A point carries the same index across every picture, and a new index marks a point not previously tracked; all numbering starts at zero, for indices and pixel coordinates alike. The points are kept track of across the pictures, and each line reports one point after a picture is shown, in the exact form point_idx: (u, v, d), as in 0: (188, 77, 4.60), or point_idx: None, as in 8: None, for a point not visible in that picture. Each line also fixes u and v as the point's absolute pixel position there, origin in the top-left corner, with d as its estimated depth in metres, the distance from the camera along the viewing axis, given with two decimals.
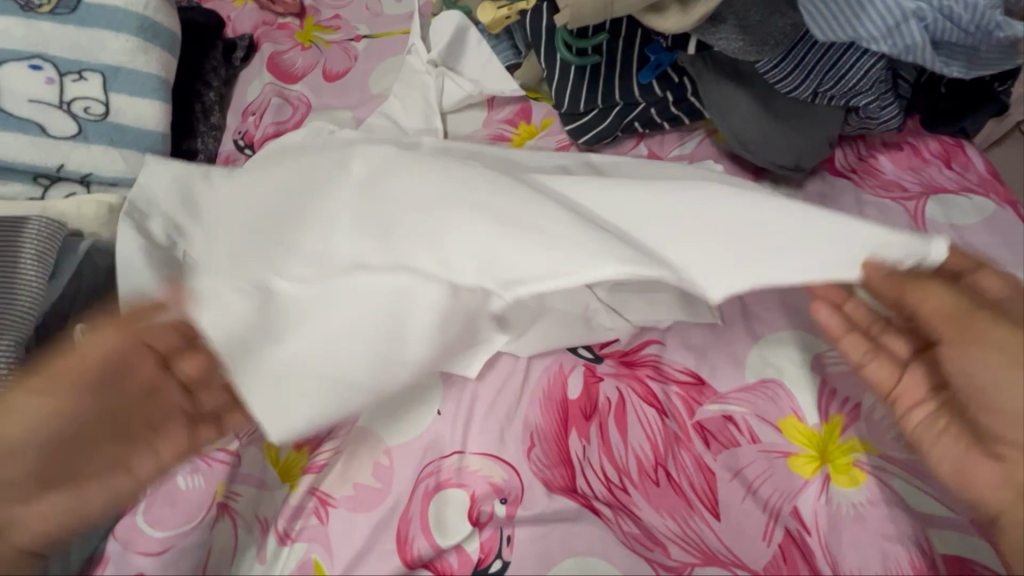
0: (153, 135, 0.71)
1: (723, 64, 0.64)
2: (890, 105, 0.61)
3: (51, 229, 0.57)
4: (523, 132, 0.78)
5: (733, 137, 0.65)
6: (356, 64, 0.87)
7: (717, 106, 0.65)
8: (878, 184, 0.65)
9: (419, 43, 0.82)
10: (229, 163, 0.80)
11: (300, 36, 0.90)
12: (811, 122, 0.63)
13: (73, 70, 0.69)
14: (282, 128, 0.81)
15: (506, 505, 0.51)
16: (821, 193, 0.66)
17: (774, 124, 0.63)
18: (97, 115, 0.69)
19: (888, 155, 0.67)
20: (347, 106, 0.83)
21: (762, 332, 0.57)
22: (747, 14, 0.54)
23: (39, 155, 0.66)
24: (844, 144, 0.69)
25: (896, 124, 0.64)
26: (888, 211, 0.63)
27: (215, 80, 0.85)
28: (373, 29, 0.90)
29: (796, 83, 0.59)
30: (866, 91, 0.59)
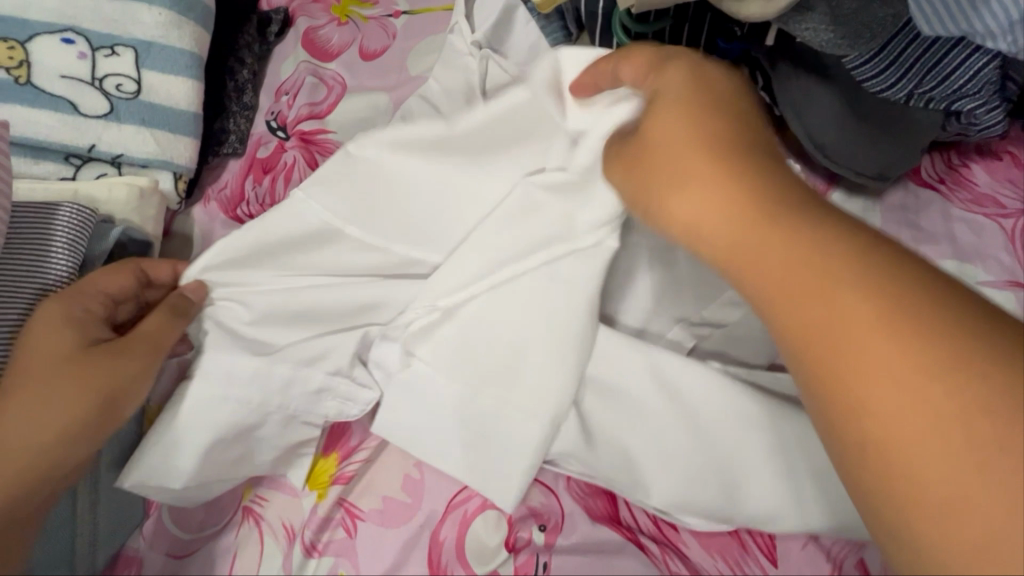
0: (184, 116, 0.68)
1: (804, 57, 0.57)
2: (996, 110, 0.54)
3: (83, 215, 0.55)
4: None
5: (808, 139, 0.58)
6: (394, 42, 0.82)
7: (794, 103, 0.58)
8: (971, 199, 0.58)
9: (461, 21, 0.76)
10: (260, 145, 0.76)
11: (336, 10, 0.85)
12: (903, 126, 0.56)
13: (105, 45, 0.66)
14: (317, 110, 0.78)
15: (545, 533, 0.51)
16: (903, 205, 0.59)
17: (857, 127, 0.57)
18: (129, 93, 0.66)
19: (984, 165, 0.60)
20: (384, 88, 0.78)
21: None
22: (842, 1, 0.47)
23: (71, 134, 0.64)
24: (933, 149, 0.61)
25: (1000, 130, 0.56)
26: (981, 229, 0.57)
27: (248, 56, 0.81)
28: (413, 4, 0.84)
29: (890, 83, 0.52)
30: (971, 94, 0.53)
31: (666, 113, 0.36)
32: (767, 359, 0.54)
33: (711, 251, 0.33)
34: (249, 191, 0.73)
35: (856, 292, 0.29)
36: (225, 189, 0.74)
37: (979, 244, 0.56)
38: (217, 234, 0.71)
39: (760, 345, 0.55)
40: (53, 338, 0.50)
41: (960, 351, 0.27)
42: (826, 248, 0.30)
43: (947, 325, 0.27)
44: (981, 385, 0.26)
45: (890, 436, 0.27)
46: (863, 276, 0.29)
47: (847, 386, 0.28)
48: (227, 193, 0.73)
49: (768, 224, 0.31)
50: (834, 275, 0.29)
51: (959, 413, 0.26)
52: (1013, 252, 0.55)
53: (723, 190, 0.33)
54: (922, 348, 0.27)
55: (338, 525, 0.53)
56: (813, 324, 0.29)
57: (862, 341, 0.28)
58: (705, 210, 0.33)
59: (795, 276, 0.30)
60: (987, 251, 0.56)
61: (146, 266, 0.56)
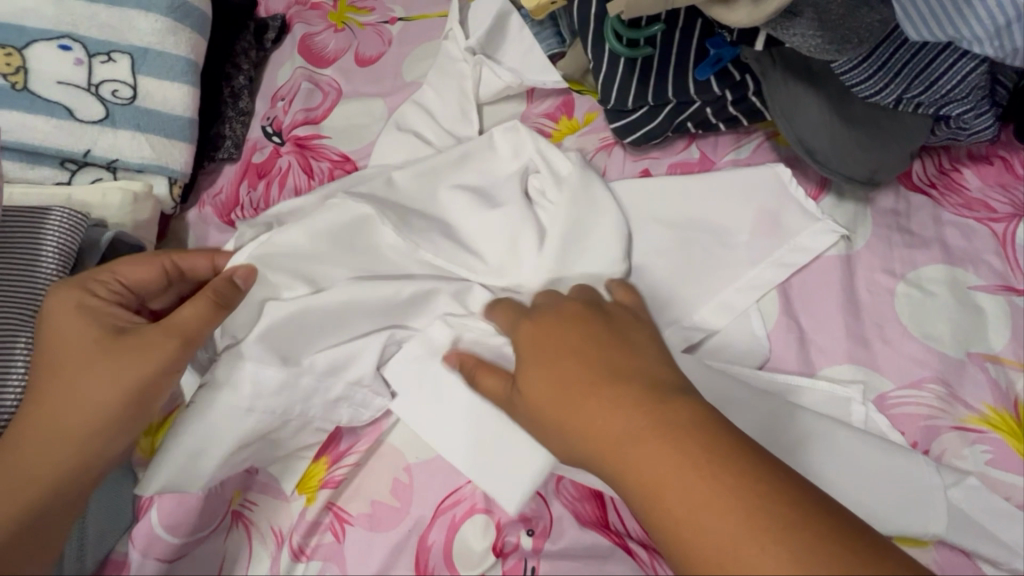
0: (179, 121, 0.68)
1: (794, 62, 0.57)
2: (986, 115, 0.54)
3: (74, 220, 0.56)
4: (564, 128, 0.73)
5: (798, 143, 0.59)
6: (390, 49, 0.82)
7: (783, 108, 0.58)
8: (962, 203, 0.58)
9: (457, 28, 0.77)
10: (255, 150, 0.76)
11: (333, 17, 0.86)
12: (893, 131, 0.56)
13: (102, 51, 0.67)
14: (312, 115, 0.78)
15: (534, 537, 0.50)
16: (895, 209, 0.59)
17: (847, 131, 0.57)
18: (124, 99, 0.67)
19: (975, 170, 0.60)
20: (379, 94, 0.79)
21: (818, 365, 0.54)
22: (829, 7, 0.47)
23: (66, 139, 0.65)
24: (924, 154, 0.61)
25: (991, 135, 0.56)
26: (973, 233, 0.57)
27: (245, 62, 0.82)
28: (409, 10, 0.85)
29: (879, 87, 0.53)
30: (960, 98, 0.53)
31: (541, 311, 0.47)
32: (759, 362, 0.54)
33: (557, 397, 0.41)
34: (243, 196, 0.73)
35: (656, 425, 0.36)
36: (220, 193, 0.74)
37: (970, 248, 0.56)
38: (212, 238, 0.71)
39: (750, 348, 0.55)
40: (81, 327, 0.50)
41: (734, 472, 0.33)
42: (636, 396, 0.38)
43: (723, 449, 0.34)
44: (754, 496, 0.32)
45: (684, 540, 0.32)
46: (640, 418, 0.37)
47: (661, 497, 0.34)
48: (222, 198, 0.74)
49: (597, 377, 0.40)
50: (636, 417, 0.37)
51: (724, 517, 0.31)
52: (1004, 256, 0.55)
53: (569, 346, 0.43)
54: (708, 467, 0.33)
55: (326, 529, 0.53)
56: (626, 455, 0.36)
57: (658, 465, 0.34)
58: (553, 365, 0.42)
59: (614, 417, 0.37)
60: (980, 255, 0.55)
61: (181, 261, 0.54)
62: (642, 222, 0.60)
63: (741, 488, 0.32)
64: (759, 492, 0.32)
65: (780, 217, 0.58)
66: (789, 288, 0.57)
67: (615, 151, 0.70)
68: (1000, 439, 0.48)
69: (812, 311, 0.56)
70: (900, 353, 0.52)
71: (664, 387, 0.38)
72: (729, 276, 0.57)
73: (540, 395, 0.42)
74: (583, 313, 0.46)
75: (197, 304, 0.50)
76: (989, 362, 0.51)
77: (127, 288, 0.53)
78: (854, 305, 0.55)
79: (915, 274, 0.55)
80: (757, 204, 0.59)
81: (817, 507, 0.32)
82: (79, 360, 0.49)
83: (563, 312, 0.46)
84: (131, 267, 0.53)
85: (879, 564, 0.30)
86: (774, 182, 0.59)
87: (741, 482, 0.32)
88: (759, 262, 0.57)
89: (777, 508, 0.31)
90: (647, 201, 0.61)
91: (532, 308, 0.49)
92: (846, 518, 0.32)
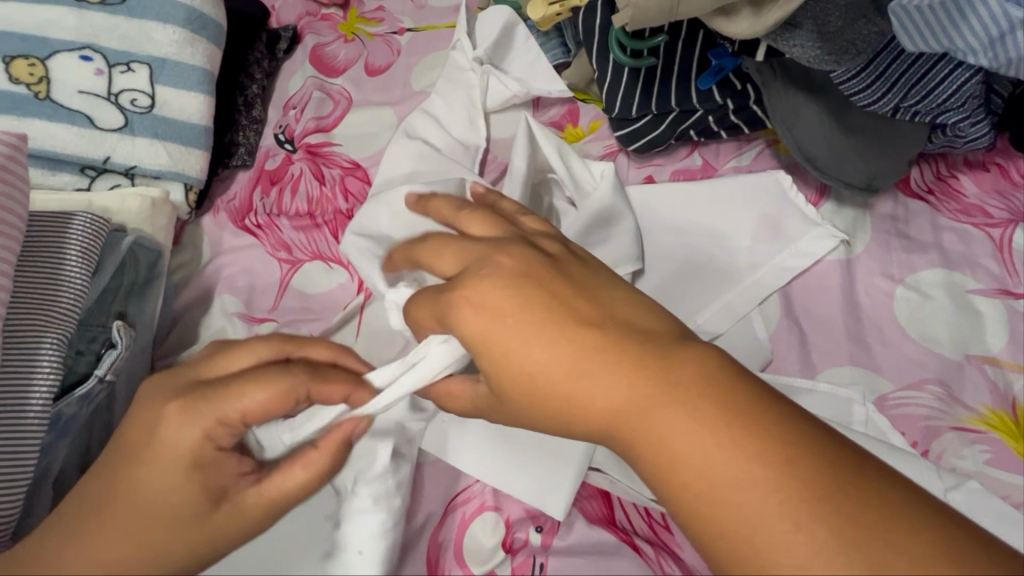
0: (195, 129, 0.70)
1: (793, 72, 0.59)
2: (981, 123, 0.56)
3: (95, 225, 0.58)
4: (568, 136, 0.75)
5: (798, 150, 0.60)
6: (399, 58, 0.84)
7: (784, 116, 0.60)
8: (959, 209, 0.60)
9: (464, 39, 0.79)
10: (268, 158, 0.78)
11: (343, 28, 0.88)
12: (890, 139, 0.58)
13: (122, 62, 0.69)
14: (323, 124, 0.80)
15: (542, 534, 0.51)
16: (893, 214, 0.60)
17: (846, 139, 0.59)
18: (143, 108, 0.69)
19: (971, 176, 0.61)
20: (388, 103, 0.81)
21: (819, 367, 0.55)
22: (828, 19, 0.49)
23: (86, 147, 0.67)
24: (921, 161, 0.63)
25: (987, 142, 0.58)
26: (970, 238, 0.58)
27: (258, 72, 0.84)
28: (417, 22, 0.88)
29: (877, 96, 0.54)
30: (957, 107, 0.54)
31: (468, 278, 0.41)
32: (762, 365, 0.55)
33: (536, 381, 0.37)
34: (257, 202, 0.75)
35: (654, 398, 0.34)
36: (234, 200, 0.76)
37: (967, 253, 0.57)
38: (225, 242, 0.73)
39: (754, 351, 0.56)
40: (181, 484, 0.41)
41: (751, 431, 0.32)
42: (624, 362, 0.36)
43: (731, 410, 0.33)
44: (776, 455, 0.31)
45: (713, 515, 0.31)
46: (622, 362, 0.36)
47: (681, 473, 0.33)
48: (236, 204, 0.76)
49: (573, 348, 0.37)
50: (632, 387, 0.35)
51: (717, 446, 0.32)
52: (1001, 260, 0.56)
53: (536, 313, 0.38)
54: (725, 430, 0.32)
55: None
56: (631, 430, 0.35)
57: (666, 437, 0.33)
58: (523, 341, 0.38)
59: (606, 392, 0.36)
60: (977, 259, 0.57)
61: (316, 388, 0.44)
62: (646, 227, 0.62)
63: (736, 418, 0.32)
64: (780, 450, 0.31)
65: (780, 222, 0.60)
66: (790, 292, 0.58)
67: (619, 158, 0.71)
68: (999, 439, 0.49)
69: (812, 314, 0.57)
70: (900, 355, 0.54)
71: (653, 346, 0.36)
72: (731, 282, 0.58)
73: (516, 379, 0.38)
74: (527, 268, 0.41)
75: (307, 462, 0.44)
76: (987, 364, 0.52)
77: (242, 421, 0.42)
78: (853, 309, 0.56)
79: (914, 278, 0.57)
80: (759, 210, 0.60)
81: (839, 454, 0.32)
82: (159, 466, 0.41)
83: (506, 274, 0.41)
84: (254, 400, 0.42)
85: (857, 477, 0.31)
86: (775, 189, 0.61)
87: (760, 441, 0.32)
88: (759, 267, 0.58)
89: (802, 464, 0.31)
90: (652, 207, 0.62)
91: (448, 282, 0.43)
92: (862, 457, 0.32)
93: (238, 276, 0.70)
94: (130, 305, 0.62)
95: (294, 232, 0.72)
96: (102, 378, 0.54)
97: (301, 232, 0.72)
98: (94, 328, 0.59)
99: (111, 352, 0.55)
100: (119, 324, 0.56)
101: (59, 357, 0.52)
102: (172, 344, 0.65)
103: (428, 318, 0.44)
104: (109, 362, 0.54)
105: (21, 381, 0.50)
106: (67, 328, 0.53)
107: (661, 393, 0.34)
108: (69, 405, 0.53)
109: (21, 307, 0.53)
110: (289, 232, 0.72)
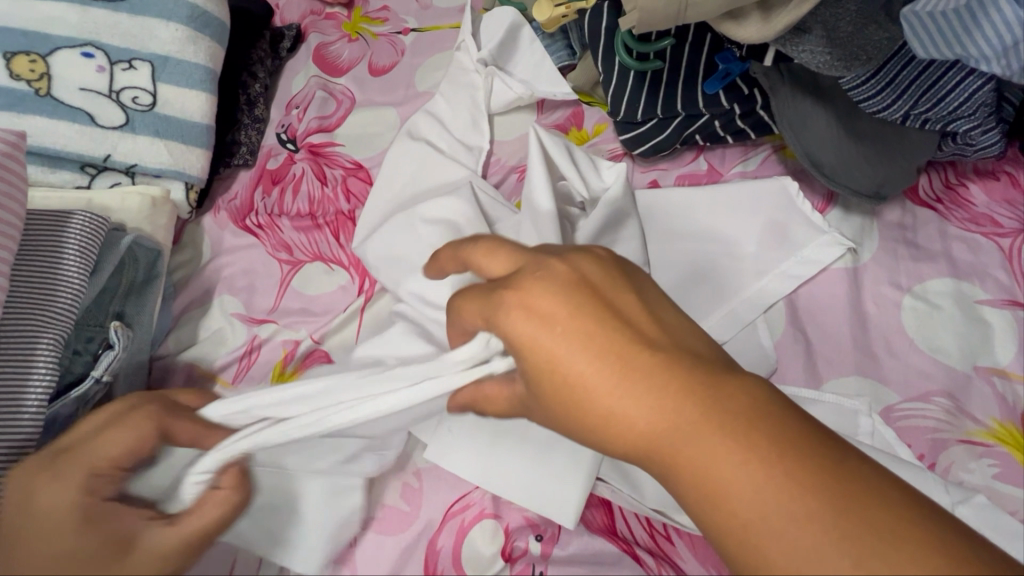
0: (196, 128, 0.70)
1: (802, 77, 0.59)
2: (992, 131, 0.55)
3: (94, 224, 0.57)
4: (573, 138, 0.74)
5: (806, 157, 0.59)
6: (402, 59, 0.84)
7: (792, 122, 0.59)
8: (968, 218, 0.59)
9: (469, 40, 0.78)
10: (270, 157, 0.78)
11: (347, 27, 0.88)
12: (899, 147, 0.57)
13: (123, 59, 0.68)
14: (325, 123, 0.79)
15: (542, 542, 0.50)
16: (901, 222, 0.60)
17: (854, 146, 0.58)
18: (144, 105, 0.68)
19: (981, 185, 0.60)
20: (391, 103, 0.80)
21: (824, 376, 0.54)
22: (837, 24, 0.49)
23: (86, 145, 0.66)
24: (930, 169, 0.62)
25: (997, 151, 0.57)
26: (979, 247, 0.57)
27: (261, 70, 0.84)
28: (421, 22, 0.87)
29: (886, 103, 0.54)
30: (967, 115, 0.53)
31: (523, 276, 0.36)
32: (767, 373, 0.55)
33: (575, 393, 0.34)
34: (259, 202, 0.74)
35: (706, 422, 0.31)
36: (235, 199, 0.76)
37: (976, 263, 0.56)
38: (226, 242, 0.72)
39: (757, 359, 0.55)
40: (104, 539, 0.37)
41: (807, 466, 0.30)
42: (674, 383, 0.33)
43: (789, 444, 0.30)
44: (835, 496, 0.29)
45: (761, 552, 0.29)
46: (671, 380, 0.33)
47: (728, 504, 0.30)
48: (236, 203, 0.75)
49: (622, 362, 0.33)
50: (681, 411, 0.32)
51: (768, 480, 0.29)
52: (1010, 270, 0.56)
53: (584, 321, 0.34)
54: (782, 465, 0.29)
55: None
56: (676, 454, 0.31)
57: (716, 464, 0.30)
58: (567, 350, 0.34)
59: (656, 413, 0.32)
60: (986, 270, 0.56)
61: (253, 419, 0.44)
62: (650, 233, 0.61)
63: (788, 452, 0.30)
64: (839, 492, 0.29)
65: (786, 229, 0.59)
66: (795, 300, 0.58)
67: (624, 162, 0.71)
68: (1007, 454, 0.48)
69: (817, 323, 0.56)
70: (906, 365, 0.53)
71: (704, 370, 0.33)
72: (735, 290, 0.57)
73: (553, 391, 0.34)
74: (582, 272, 0.37)
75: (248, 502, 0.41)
76: (995, 376, 0.51)
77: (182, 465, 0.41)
78: (860, 317, 0.56)
79: (922, 287, 0.56)
80: (765, 218, 0.59)
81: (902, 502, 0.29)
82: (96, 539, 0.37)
83: (560, 278, 0.36)
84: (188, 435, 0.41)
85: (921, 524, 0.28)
86: (781, 196, 0.60)
87: (818, 478, 0.29)
88: (763, 274, 0.58)
89: (864, 507, 0.28)
90: (657, 212, 0.62)
91: (501, 280, 0.38)
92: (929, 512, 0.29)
93: (238, 276, 0.69)
94: (129, 305, 0.61)
95: (296, 233, 0.71)
96: (98, 379, 0.54)
97: (303, 232, 0.71)
98: (92, 328, 0.58)
99: (108, 354, 0.54)
100: (117, 325, 0.55)
101: (55, 358, 0.51)
102: (172, 344, 0.65)
103: (470, 312, 0.38)
104: (105, 363, 0.54)
105: (16, 382, 0.50)
106: (64, 328, 0.53)
107: (707, 417, 0.31)
108: (64, 407, 0.52)
109: (19, 307, 0.52)
110: (290, 233, 0.71)
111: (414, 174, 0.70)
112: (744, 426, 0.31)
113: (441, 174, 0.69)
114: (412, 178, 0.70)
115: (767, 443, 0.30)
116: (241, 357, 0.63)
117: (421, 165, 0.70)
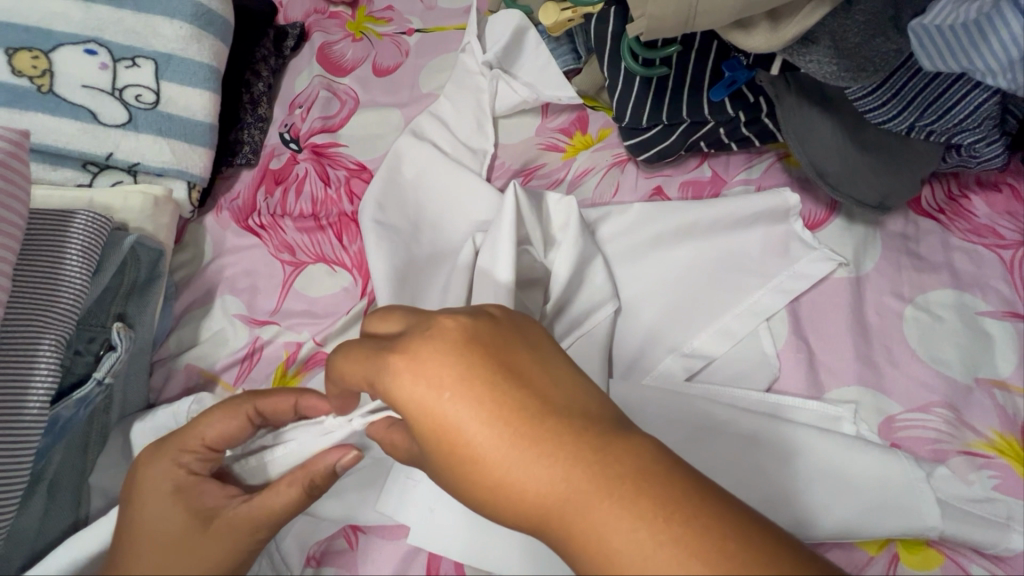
0: (200, 127, 0.70)
1: (807, 87, 0.59)
2: (996, 144, 0.55)
3: (97, 224, 0.57)
4: (577, 143, 0.75)
5: (811, 166, 0.60)
6: (407, 60, 0.84)
7: (798, 131, 0.59)
8: (970, 229, 0.59)
9: (474, 42, 0.78)
10: (273, 157, 0.77)
11: (351, 27, 0.88)
12: (904, 158, 0.58)
13: (126, 56, 0.68)
14: (329, 123, 0.79)
15: None
16: (904, 232, 0.60)
17: (859, 156, 0.58)
18: (147, 104, 0.68)
19: (983, 197, 0.61)
20: (395, 104, 0.80)
21: (826, 385, 0.54)
22: (845, 35, 0.49)
23: (88, 142, 0.66)
24: (933, 180, 0.62)
25: (1001, 163, 0.57)
26: (980, 259, 0.57)
27: (264, 69, 0.83)
28: (426, 23, 0.87)
29: (892, 115, 0.54)
30: (972, 128, 0.53)
31: (410, 343, 0.36)
32: (768, 381, 0.55)
33: (473, 463, 0.33)
34: (262, 202, 0.74)
35: (594, 490, 0.30)
36: (238, 199, 0.75)
37: (978, 274, 0.57)
38: (227, 242, 0.72)
39: (760, 367, 0.56)
40: (162, 518, 0.41)
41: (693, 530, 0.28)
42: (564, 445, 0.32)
43: (677, 502, 0.29)
44: (726, 565, 0.27)
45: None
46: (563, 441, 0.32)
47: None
48: (239, 203, 0.75)
49: (513, 426, 0.32)
50: (569, 474, 0.31)
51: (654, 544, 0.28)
52: (1012, 282, 0.56)
53: (474, 389, 0.33)
54: (668, 533, 0.28)
55: (339, 535, 0.52)
56: (570, 522, 0.30)
57: (607, 532, 0.29)
58: (458, 416, 0.33)
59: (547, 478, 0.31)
60: (987, 281, 0.56)
61: (260, 402, 0.45)
62: (654, 241, 0.62)
63: (674, 511, 0.29)
64: (729, 561, 0.27)
65: (789, 239, 0.60)
66: (797, 309, 0.58)
67: (628, 168, 0.71)
68: (1007, 466, 0.49)
69: (820, 332, 0.57)
70: (908, 375, 0.53)
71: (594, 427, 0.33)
72: (733, 300, 0.58)
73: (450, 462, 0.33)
74: (469, 331, 0.36)
75: (292, 480, 0.42)
76: (996, 388, 0.52)
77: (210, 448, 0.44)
78: (863, 327, 0.56)
79: (924, 298, 0.56)
80: (765, 230, 0.60)
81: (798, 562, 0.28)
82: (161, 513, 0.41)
83: (447, 339, 0.35)
84: (211, 417, 0.44)
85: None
86: (783, 207, 0.60)
87: (706, 544, 0.28)
88: (764, 284, 0.58)
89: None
90: (662, 219, 0.62)
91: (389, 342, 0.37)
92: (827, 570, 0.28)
93: (240, 277, 0.69)
94: (130, 306, 0.61)
95: (299, 234, 0.71)
96: (101, 381, 0.53)
97: (306, 233, 0.71)
98: (93, 328, 0.58)
99: (111, 355, 0.54)
100: (119, 326, 0.55)
101: (57, 359, 0.51)
102: (174, 344, 0.65)
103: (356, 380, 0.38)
104: (107, 365, 0.53)
105: (17, 383, 0.49)
106: (67, 330, 0.53)
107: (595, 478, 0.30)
108: (67, 408, 0.52)
109: (20, 305, 0.52)
110: (292, 233, 0.71)
111: (419, 176, 0.70)
112: (628, 487, 0.30)
113: (445, 176, 0.69)
114: (416, 181, 0.70)
115: (653, 503, 0.29)
116: (243, 358, 0.63)
117: (427, 167, 0.70)
